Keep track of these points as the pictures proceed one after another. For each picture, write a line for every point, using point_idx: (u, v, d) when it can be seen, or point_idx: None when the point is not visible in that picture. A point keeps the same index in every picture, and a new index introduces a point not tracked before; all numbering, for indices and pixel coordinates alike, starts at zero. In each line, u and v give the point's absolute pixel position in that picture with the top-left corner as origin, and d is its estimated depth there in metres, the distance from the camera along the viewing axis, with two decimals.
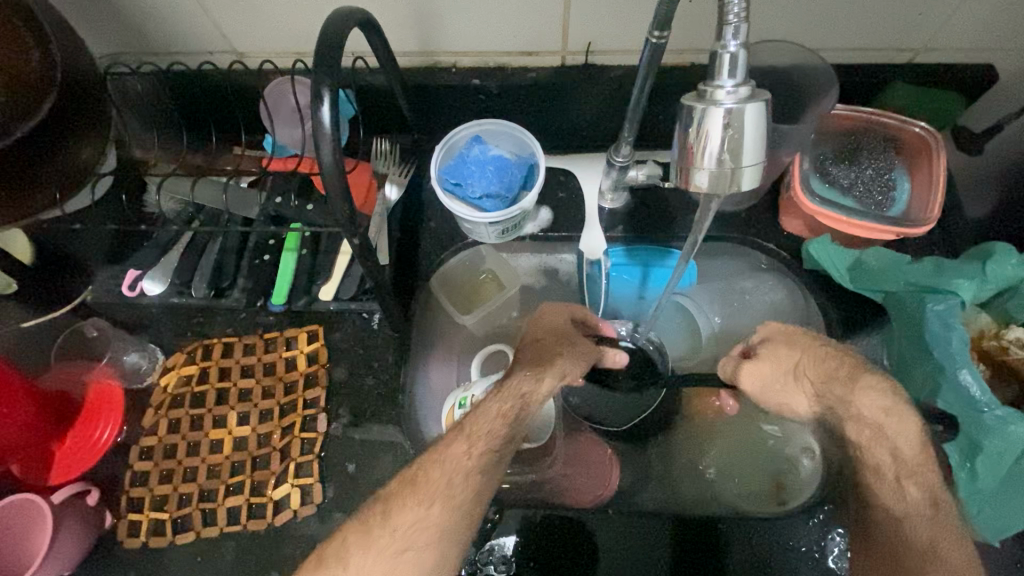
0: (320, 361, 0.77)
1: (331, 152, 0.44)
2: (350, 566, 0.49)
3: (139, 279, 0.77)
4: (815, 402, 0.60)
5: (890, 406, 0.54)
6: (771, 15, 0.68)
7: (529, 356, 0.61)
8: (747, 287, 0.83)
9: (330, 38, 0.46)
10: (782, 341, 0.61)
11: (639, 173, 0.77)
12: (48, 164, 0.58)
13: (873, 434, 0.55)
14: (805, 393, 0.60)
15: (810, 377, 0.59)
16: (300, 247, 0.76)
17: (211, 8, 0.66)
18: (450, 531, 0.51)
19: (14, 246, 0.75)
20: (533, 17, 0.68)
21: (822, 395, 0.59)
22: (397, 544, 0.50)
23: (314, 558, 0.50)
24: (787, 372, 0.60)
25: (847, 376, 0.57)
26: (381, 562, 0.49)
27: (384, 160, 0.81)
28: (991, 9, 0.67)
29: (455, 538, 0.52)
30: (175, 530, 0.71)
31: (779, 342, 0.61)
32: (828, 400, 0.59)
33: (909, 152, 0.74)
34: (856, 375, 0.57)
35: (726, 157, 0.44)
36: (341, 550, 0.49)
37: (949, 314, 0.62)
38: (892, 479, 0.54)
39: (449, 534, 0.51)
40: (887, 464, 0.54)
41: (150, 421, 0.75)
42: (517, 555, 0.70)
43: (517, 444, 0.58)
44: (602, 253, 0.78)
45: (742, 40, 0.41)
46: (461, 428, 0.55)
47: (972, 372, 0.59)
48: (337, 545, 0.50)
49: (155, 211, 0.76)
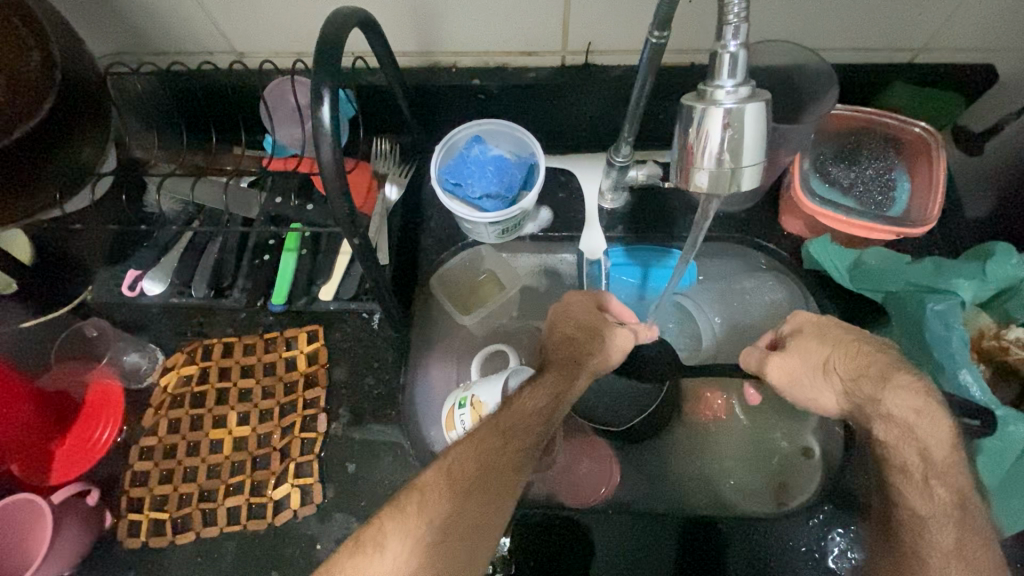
0: (320, 361, 0.77)
1: (330, 152, 0.44)
2: (386, 551, 0.47)
3: (139, 278, 0.77)
4: (842, 400, 0.57)
5: (922, 407, 0.52)
6: (770, 15, 0.68)
7: (558, 357, 0.61)
8: (747, 287, 0.82)
9: (330, 37, 0.46)
10: (813, 333, 0.58)
11: (639, 172, 0.78)
12: (48, 164, 0.58)
13: (901, 434, 0.53)
14: (833, 390, 0.57)
15: (839, 373, 0.56)
16: (300, 247, 0.76)
17: (210, 7, 0.66)
18: (484, 525, 0.51)
19: (15, 246, 0.75)
20: (533, 17, 0.68)
21: (848, 395, 0.56)
22: (425, 546, 0.47)
23: (349, 541, 0.48)
24: (816, 368, 0.57)
25: (879, 373, 0.54)
26: (418, 550, 0.47)
27: (384, 160, 0.81)
28: (990, 9, 0.67)
29: (488, 532, 0.51)
30: (174, 530, 0.71)
31: (809, 334, 0.58)
32: (855, 399, 0.55)
33: (909, 152, 0.74)
34: (889, 373, 0.54)
35: (725, 157, 0.44)
36: (378, 534, 0.48)
37: (949, 314, 0.62)
38: (919, 479, 0.52)
39: (483, 528, 0.51)
40: (915, 464, 0.53)
41: (150, 421, 0.75)
42: (517, 555, 0.69)
43: (542, 446, 0.58)
44: (602, 253, 0.79)
45: (742, 40, 0.41)
46: (494, 423, 0.55)
47: (972, 372, 0.59)
48: (374, 529, 0.48)
49: (155, 211, 0.77)
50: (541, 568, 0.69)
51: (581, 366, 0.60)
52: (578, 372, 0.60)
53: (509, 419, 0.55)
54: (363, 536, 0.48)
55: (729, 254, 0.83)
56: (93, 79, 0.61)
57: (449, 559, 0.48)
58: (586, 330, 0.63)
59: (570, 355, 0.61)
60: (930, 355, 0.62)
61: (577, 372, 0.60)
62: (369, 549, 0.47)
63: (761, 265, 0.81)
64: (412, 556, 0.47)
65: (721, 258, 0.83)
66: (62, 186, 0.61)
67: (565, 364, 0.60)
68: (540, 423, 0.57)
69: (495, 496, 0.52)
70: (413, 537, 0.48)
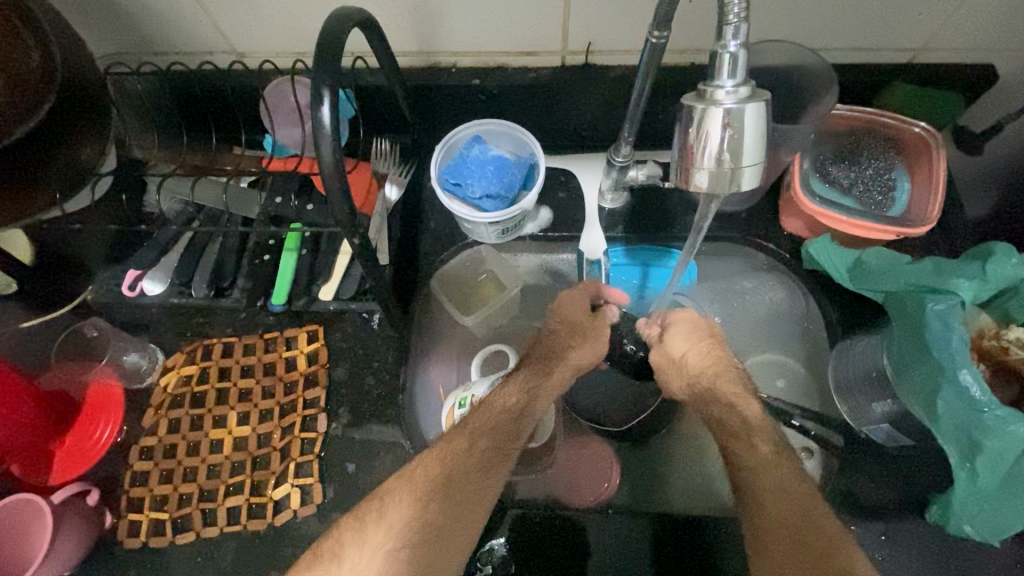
0: (320, 361, 0.77)
1: (331, 152, 0.44)
2: (344, 562, 0.48)
3: (139, 278, 0.76)
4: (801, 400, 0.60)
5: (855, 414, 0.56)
6: (770, 15, 0.68)
7: (538, 355, 0.67)
8: (747, 287, 0.84)
9: (329, 38, 0.46)
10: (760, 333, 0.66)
11: (639, 173, 0.77)
12: (48, 163, 0.59)
13: None
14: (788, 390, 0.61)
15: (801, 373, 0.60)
16: (300, 247, 0.76)
17: (211, 8, 0.66)
18: (447, 530, 0.52)
19: (15, 247, 0.75)
20: (533, 17, 0.68)
21: None
22: (382, 554, 0.49)
23: (308, 553, 0.50)
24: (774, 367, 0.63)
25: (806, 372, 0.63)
26: (376, 560, 0.48)
27: (384, 160, 0.81)
28: (991, 9, 0.67)
29: (454, 537, 0.52)
30: (175, 530, 0.71)
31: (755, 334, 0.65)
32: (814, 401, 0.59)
33: (909, 153, 0.74)
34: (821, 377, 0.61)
35: (726, 156, 0.44)
36: (336, 546, 0.50)
37: (949, 314, 0.60)
38: None
39: (446, 533, 0.52)
40: None
41: (150, 421, 0.75)
42: (514, 556, 0.69)
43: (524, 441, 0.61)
44: (602, 253, 0.80)
45: (742, 40, 0.41)
46: (464, 431, 0.58)
47: (972, 372, 0.57)
48: (332, 541, 0.50)
49: (154, 211, 0.77)
50: (539, 568, 0.68)
51: (558, 362, 0.67)
52: (554, 366, 0.66)
53: (481, 420, 0.59)
54: (326, 546, 0.50)
55: (731, 254, 0.83)
56: (94, 80, 0.61)
57: (411, 564, 0.49)
58: (567, 327, 0.69)
59: (551, 351, 0.67)
60: (929, 355, 0.60)
61: (555, 368, 0.66)
62: (326, 559, 0.49)
63: (764, 265, 0.81)
64: (365, 563, 0.48)
65: (721, 256, 0.84)
66: (63, 186, 0.61)
67: (543, 362, 0.66)
68: (509, 422, 0.60)
69: (457, 504, 0.53)
70: (371, 546, 0.49)
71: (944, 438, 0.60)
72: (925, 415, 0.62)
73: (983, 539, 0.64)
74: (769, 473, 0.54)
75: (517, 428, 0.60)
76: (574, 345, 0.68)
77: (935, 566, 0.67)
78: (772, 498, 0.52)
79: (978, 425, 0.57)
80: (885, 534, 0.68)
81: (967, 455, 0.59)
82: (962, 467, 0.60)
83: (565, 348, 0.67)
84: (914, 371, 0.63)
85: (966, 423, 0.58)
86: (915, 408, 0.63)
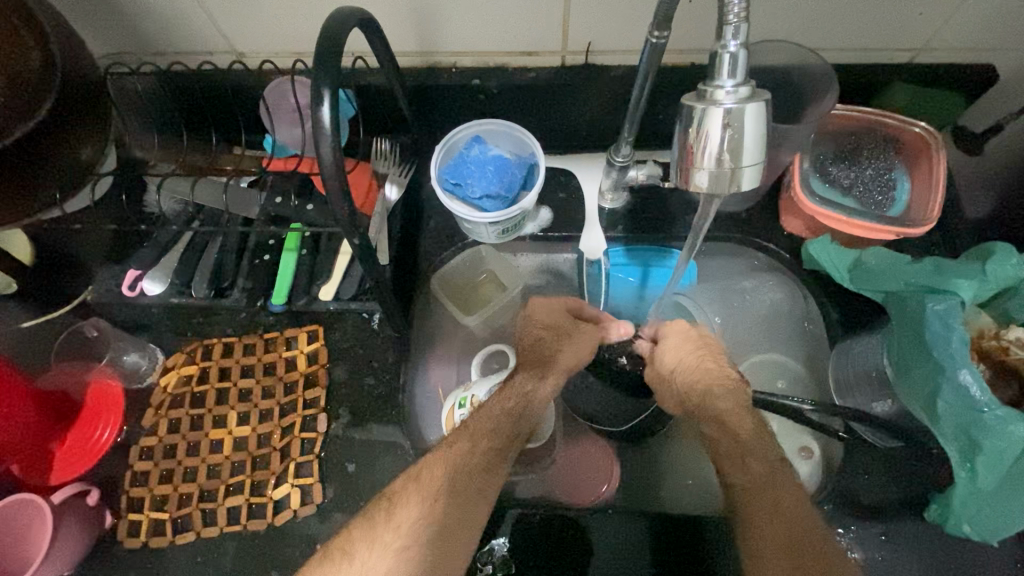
0: (320, 361, 0.77)
1: (331, 152, 0.44)
2: (353, 560, 0.49)
3: (139, 278, 0.76)
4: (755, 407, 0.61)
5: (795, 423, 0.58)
6: (770, 14, 0.68)
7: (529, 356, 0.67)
8: (747, 287, 0.83)
9: (330, 38, 0.46)
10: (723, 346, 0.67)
11: (639, 173, 0.78)
12: (49, 164, 0.59)
13: None
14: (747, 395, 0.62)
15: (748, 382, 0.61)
16: (300, 247, 0.76)
17: (210, 8, 0.66)
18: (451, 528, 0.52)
19: (14, 245, 0.75)
20: (533, 17, 0.68)
21: None
22: (392, 552, 0.49)
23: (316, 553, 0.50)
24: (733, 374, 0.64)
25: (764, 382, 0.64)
26: (385, 558, 0.48)
27: (383, 160, 0.80)
28: (991, 9, 0.67)
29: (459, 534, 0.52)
30: (175, 530, 0.71)
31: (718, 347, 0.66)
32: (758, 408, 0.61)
33: (908, 153, 0.75)
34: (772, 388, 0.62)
35: (725, 156, 0.44)
36: (345, 544, 0.50)
37: (949, 314, 0.60)
38: None
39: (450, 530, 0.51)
40: None
41: (150, 421, 0.75)
42: (516, 556, 0.69)
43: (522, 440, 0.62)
44: (602, 253, 0.80)
45: (742, 40, 0.41)
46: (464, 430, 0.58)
47: (972, 372, 0.57)
48: (341, 539, 0.51)
49: (155, 211, 0.76)
50: (540, 569, 0.69)
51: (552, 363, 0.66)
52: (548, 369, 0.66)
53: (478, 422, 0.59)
54: (336, 546, 0.50)
55: (735, 253, 0.83)
56: (94, 79, 0.61)
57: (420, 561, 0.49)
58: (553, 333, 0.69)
59: (542, 355, 0.67)
60: (929, 355, 0.60)
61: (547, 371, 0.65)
62: (336, 557, 0.49)
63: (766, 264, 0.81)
64: (375, 561, 0.48)
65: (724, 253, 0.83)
66: (63, 187, 0.61)
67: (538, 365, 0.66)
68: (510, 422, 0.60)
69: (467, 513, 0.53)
70: (381, 544, 0.49)
71: (944, 438, 0.60)
72: (925, 415, 0.62)
73: (982, 539, 0.64)
74: (764, 489, 0.53)
75: (517, 433, 0.61)
76: (563, 347, 0.68)
77: (935, 566, 0.68)
78: (768, 512, 0.52)
79: (978, 425, 0.57)
80: (885, 534, 0.69)
81: (967, 454, 0.59)
82: (961, 467, 0.60)
83: (564, 357, 0.67)
84: (914, 371, 0.62)
85: (966, 423, 0.58)
86: (915, 408, 0.63)
